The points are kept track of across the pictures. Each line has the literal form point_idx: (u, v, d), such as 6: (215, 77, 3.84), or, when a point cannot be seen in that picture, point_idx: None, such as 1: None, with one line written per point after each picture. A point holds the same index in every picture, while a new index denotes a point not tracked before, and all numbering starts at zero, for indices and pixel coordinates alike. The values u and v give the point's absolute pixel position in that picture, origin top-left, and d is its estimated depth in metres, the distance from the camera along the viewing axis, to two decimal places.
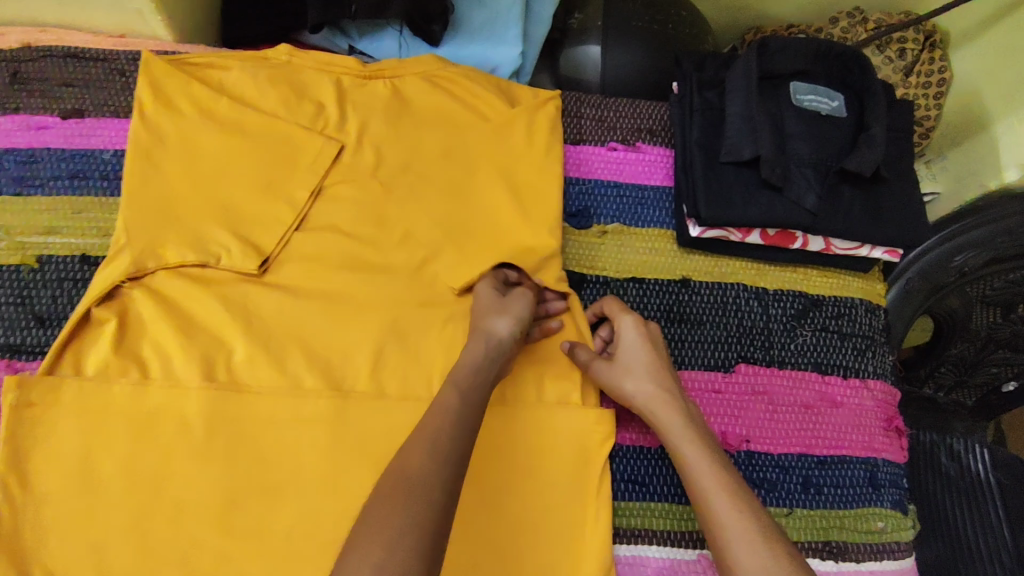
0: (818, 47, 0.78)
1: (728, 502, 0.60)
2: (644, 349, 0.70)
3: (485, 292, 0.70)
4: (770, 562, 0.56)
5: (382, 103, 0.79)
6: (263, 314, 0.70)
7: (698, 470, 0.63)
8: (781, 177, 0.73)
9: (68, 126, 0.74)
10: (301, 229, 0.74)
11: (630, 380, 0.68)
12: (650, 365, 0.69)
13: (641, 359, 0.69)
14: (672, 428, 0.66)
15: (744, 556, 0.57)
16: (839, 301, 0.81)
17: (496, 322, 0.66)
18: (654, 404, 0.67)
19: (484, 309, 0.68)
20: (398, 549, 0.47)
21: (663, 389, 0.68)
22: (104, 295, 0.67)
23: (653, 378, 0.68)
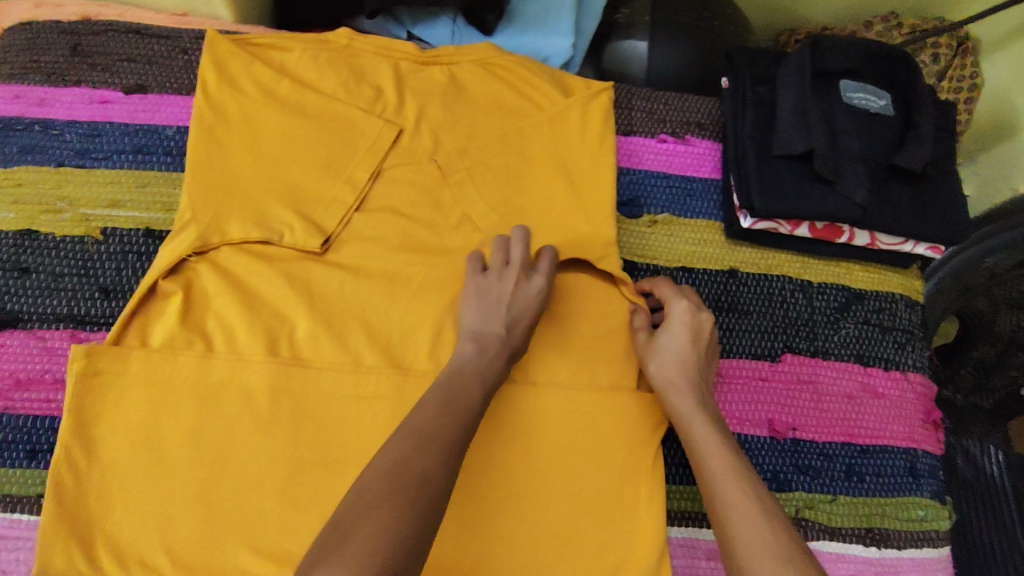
0: (868, 47, 0.80)
1: (733, 479, 0.59)
2: (683, 336, 0.70)
3: (539, 291, 0.69)
4: (769, 535, 0.54)
5: (440, 88, 0.80)
6: (324, 292, 0.71)
7: (708, 453, 0.62)
8: (833, 170, 0.75)
9: (132, 102, 0.75)
10: (360, 210, 0.75)
11: (655, 362, 0.69)
12: (680, 352, 0.69)
13: (672, 345, 0.69)
14: (687, 412, 0.66)
15: (740, 529, 0.55)
16: (880, 295, 0.82)
17: (524, 343, 0.68)
18: (671, 389, 0.67)
19: (530, 319, 0.69)
20: (382, 558, 0.46)
21: (684, 374, 0.68)
22: (170, 269, 0.68)
23: (678, 363, 0.69)
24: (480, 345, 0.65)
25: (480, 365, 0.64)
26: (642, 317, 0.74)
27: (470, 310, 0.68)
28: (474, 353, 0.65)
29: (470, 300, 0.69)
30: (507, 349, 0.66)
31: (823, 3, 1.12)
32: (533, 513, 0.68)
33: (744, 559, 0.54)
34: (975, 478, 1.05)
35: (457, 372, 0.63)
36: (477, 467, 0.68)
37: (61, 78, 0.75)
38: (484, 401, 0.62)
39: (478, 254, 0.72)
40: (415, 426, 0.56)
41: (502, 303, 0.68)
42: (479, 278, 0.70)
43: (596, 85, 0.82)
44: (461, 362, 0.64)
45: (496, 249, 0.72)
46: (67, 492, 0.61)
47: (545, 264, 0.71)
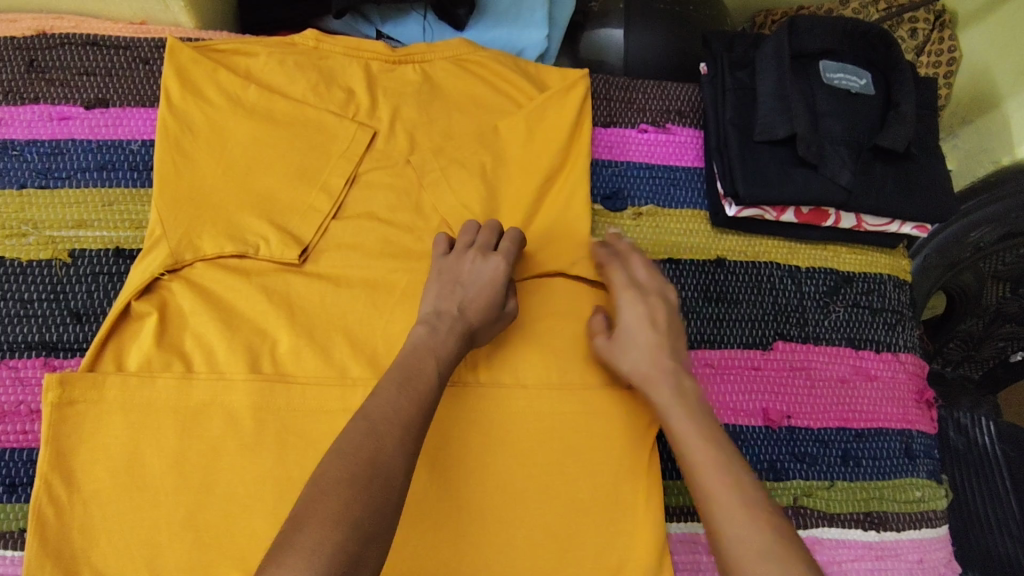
0: (845, 27, 0.79)
1: (720, 473, 0.58)
2: (642, 324, 0.68)
3: (495, 271, 0.68)
4: (758, 537, 0.54)
5: (413, 88, 0.78)
6: (304, 304, 0.69)
7: (690, 445, 0.61)
8: (816, 154, 0.73)
9: (93, 117, 0.72)
10: (337, 217, 0.73)
11: (622, 359, 0.67)
12: (643, 340, 0.68)
13: (633, 336, 0.68)
14: (666, 403, 0.64)
15: (733, 529, 0.55)
16: (869, 277, 0.81)
17: (483, 324, 0.67)
18: (648, 382, 0.66)
19: (488, 298, 0.67)
20: (330, 549, 0.47)
21: (654, 364, 0.66)
22: (143, 289, 0.66)
23: (644, 353, 0.67)
24: (432, 325, 0.64)
25: (431, 343, 0.63)
26: (600, 318, 0.71)
27: (427, 294, 0.68)
28: (426, 333, 0.64)
29: (430, 285, 0.68)
30: (461, 327, 0.65)
31: None
32: (529, 518, 0.66)
33: (739, 561, 0.53)
34: (967, 448, 1.03)
35: (410, 355, 0.61)
36: (470, 475, 0.66)
37: (18, 95, 0.72)
38: (441, 380, 0.61)
39: (444, 239, 0.71)
40: (370, 412, 0.56)
41: (459, 286, 0.67)
42: (441, 264, 0.69)
43: (571, 77, 0.80)
44: (413, 343, 0.63)
45: (464, 233, 0.71)
46: (49, 526, 0.59)
47: (507, 248, 0.70)
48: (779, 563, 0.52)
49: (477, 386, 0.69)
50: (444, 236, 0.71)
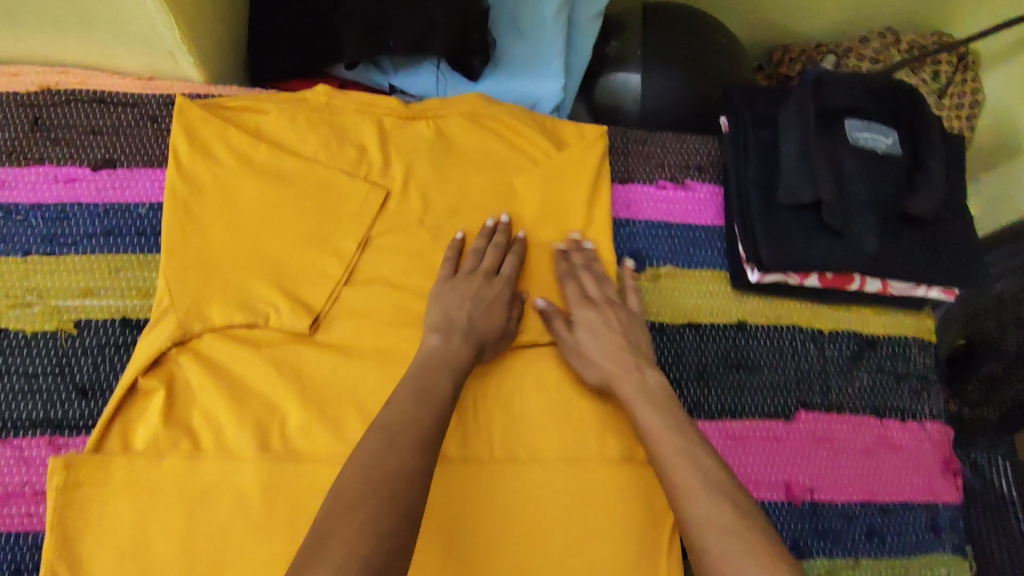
0: (870, 85, 0.76)
1: (682, 461, 0.59)
2: (602, 331, 0.70)
3: (502, 292, 0.70)
4: (720, 517, 0.54)
5: (426, 145, 0.76)
6: (315, 376, 0.67)
7: (654, 434, 0.62)
8: (843, 220, 0.70)
9: (102, 178, 0.70)
10: (349, 283, 0.71)
11: (587, 367, 0.68)
12: (602, 343, 0.69)
13: (594, 342, 0.69)
14: (633, 398, 0.65)
15: (695, 510, 0.55)
16: (893, 340, 0.80)
17: (491, 341, 0.68)
18: (614, 381, 0.67)
19: (496, 317, 0.69)
20: None
21: (615, 361, 0.68)
22: (150, 364, 0.64)
23: (605, 354, 0.68)
24: (447, 333, 0.65)
25: (447, 352, 0.64)
26: (560, 320, 0.70)
27: (435, 307, 0.68)
28: (439, 341, 0.65)
29: (437, 300, 0.69)
30: (474, 337, 0.66)
31: (818, 16, 1.09)
32: None
33: (701, 541, 0.54)
34: (984, 489, 1.00)
35: (426, 361, 0.63)
36: (486, 558, 0.64)
37: (22, 156, 0.70)
38: (455, 390, 0.62)
39: (456, 245, 0.72)
40: (387, 422, 0.56)
41: (468, 300, 0.68)
42: (447, 282, 0.70)
43: (589, 134, 0.78)
44: (427, 353, 0.64)
45: (468, 257, 0.72)
46: None
47: (510, 270, 0.72)
48: (744, 544, 0.52)
49: (493, 463, 0.67)
50: (452, 254, 0.72)
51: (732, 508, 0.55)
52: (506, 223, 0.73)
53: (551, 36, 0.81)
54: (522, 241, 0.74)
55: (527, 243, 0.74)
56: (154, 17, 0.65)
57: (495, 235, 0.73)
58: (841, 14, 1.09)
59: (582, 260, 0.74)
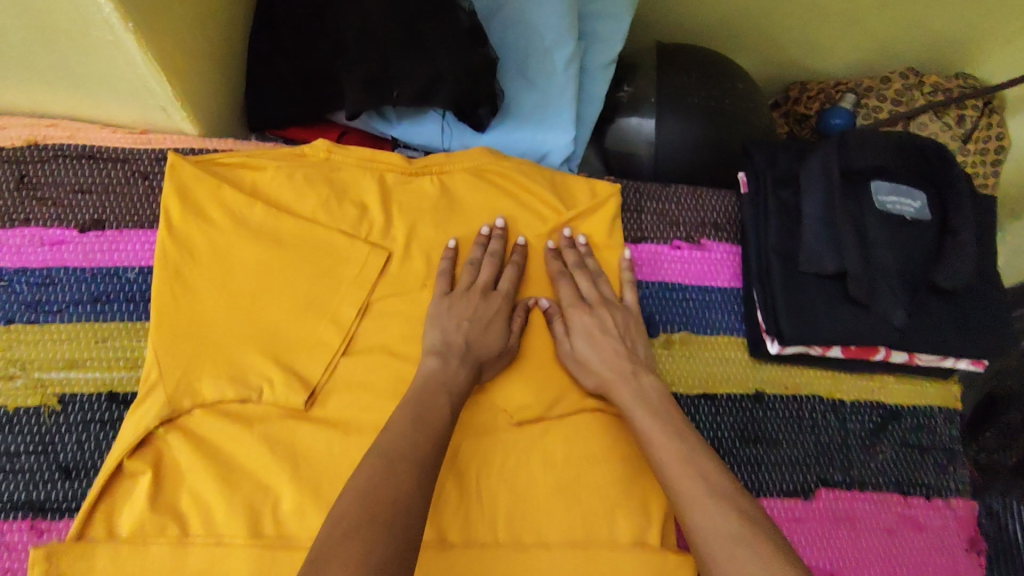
0: (899, 141, 0.71)
1: (679, 466, 0.57)
2: (598, 336, 0.68)
3: (499, 308, 0.68)
4: (718, 518, 0.52)
5: (430, 203, 0.73)
6: (311, 456, 0.63)
7: (653, 440, 0.61)
8: (868, 292, 0.66)
9: (87, 241, 0.67)
10: (347, 353, 0.67)
11: (584, 374, 0.67)
12: (600, 348, 0.68)
13: (591, 347, 0.68)
14: (631, 406, 0.64)
15: (694, 513, 0.54)
16: (917, 411, 0.76)
17: (490, 359, 0.66)
18: (609, 387, 0.66)
19: (495, 334, 0.67)
20: None
21: (612, 367, 0.66)
22: (136, 444, 0.60)
23: (602, 360, 0.67)
24: (445, 356, 0.63)
25: (444, 377, 0.62)
26: (559, 323, 0.70)
27: (432, 327, 0.66)
28: (438, 364, 0.63)
29: (434, 319, 0.66)
30: (473, 359, 0.64)
31: (837, 55, 1.05)
32: None
33: (703, 544, 0.52)
34: None
35: (423, 386, 0.60)
36: None
37: (7, 217, 0.67)
38: (454, 415, 0.60)
39: (451, 254, 0.70)
40: (384, 449, 0.53)
41: (466, 319, 0.66)
42: (445, 298, 0.68)
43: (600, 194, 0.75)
44: (426, 375, 0.62)
45: (465, 271, 0.70)
46: None
47: (506, 286, 0.70)
48: (742, 544, 0.50)
49: (498, 549, 0.63)
50: (447, 265, 0.70)
51: (732, 507, 0.53)
52: (501, 228, 0.72)
53: (561, 87, 0.77)
54: (522, 250, 0.72)
55: (525, 250, 0.72)
56: (143, 72, 0.60)
57: (490, 242, 0.71)
58: (860, 52, 1.04)
59: (575, 257, 0.73)
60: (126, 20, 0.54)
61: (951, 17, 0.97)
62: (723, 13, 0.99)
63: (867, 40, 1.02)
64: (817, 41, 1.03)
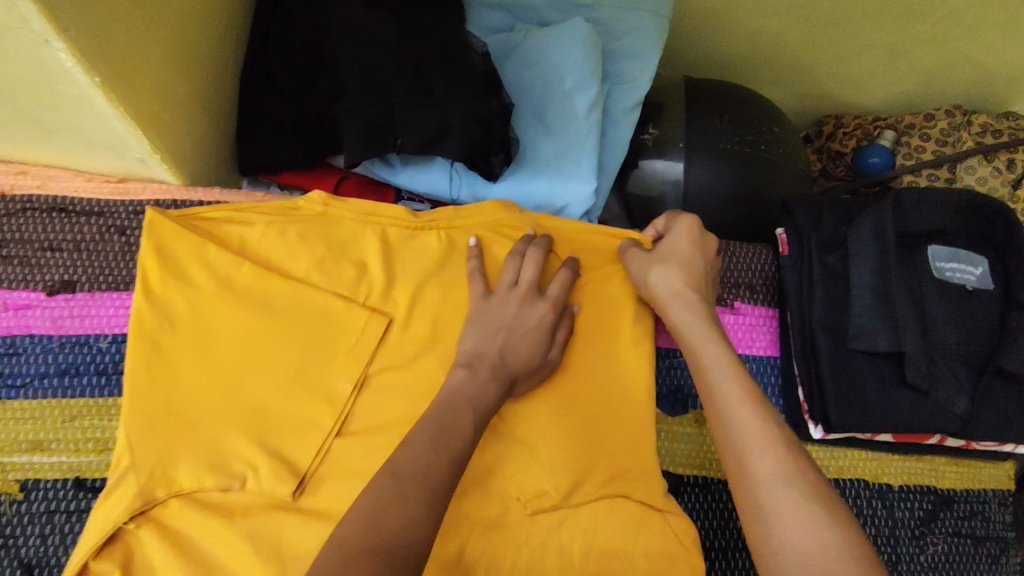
0: (958, 201, 0.65)
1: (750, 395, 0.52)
2: (696, 250, 0.62)
3: (544, 315, 0.61)
4: (785, 457, 0.48)
5: (437, 262, 0.66)
6: (299, 553, 0.57)
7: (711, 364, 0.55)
8: (927, 378, 0.61)
9: (57, 306, 0.61)
10: (342, 434, 0.61)
11: (661, 267, 0.61)
12: (690, 264, 0.61)
13: (685, 250, 0.62)
14: (692, 329, 0.57)
15: (750, 444, 0.49)
16: (971, 495, 0.69)
17: (525, 372, 0.59)
18: (676, 296, 0.59)
19: (534, 345, 0.59)
20: None
21: (690, 285, 0.60)
22: (103, 543, 0.54)
23: (685, 274, 0.60)
24: (473, 368, 0.57)
25: (471, 391, 0.55)
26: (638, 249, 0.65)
27: (471, 332, 0.60)
28: (466, 377, 0.56)
29: (472, 323, 0.60)
30: (504, 375, 0.57)
31: (877, 87, 0.98)
32: None
33: (756, 477, 0.47)
34: None
35: (446, 403, 0.53)
36: None
37: None
38: (478, 433, 0.53)
39: (478, 253, 0.65)
40: (397, 469, 0.47)
41: (503, 327, 0.59)
42: (483, 303, 0.61)
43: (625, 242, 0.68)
44: (450, 388, 0.55)
45: (508, 266, 0.63)
46: None
47: (555, 290, 0.62)
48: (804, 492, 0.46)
49: None
50: (475, 264, 0.64)
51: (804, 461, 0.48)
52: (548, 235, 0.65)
53: (583, 133, 0.70)
54: (574, 261, 0.64)
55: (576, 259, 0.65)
56: (117, 124, 0.54)
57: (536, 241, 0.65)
58: (901, 85, 0.97)
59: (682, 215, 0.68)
60: (92, 74, 0.48)
61: (1003, 52, 0.90)
62: (754, 44, 0.92)
63: (910, 74, 0.95)
64: (855, 74, 0.96)
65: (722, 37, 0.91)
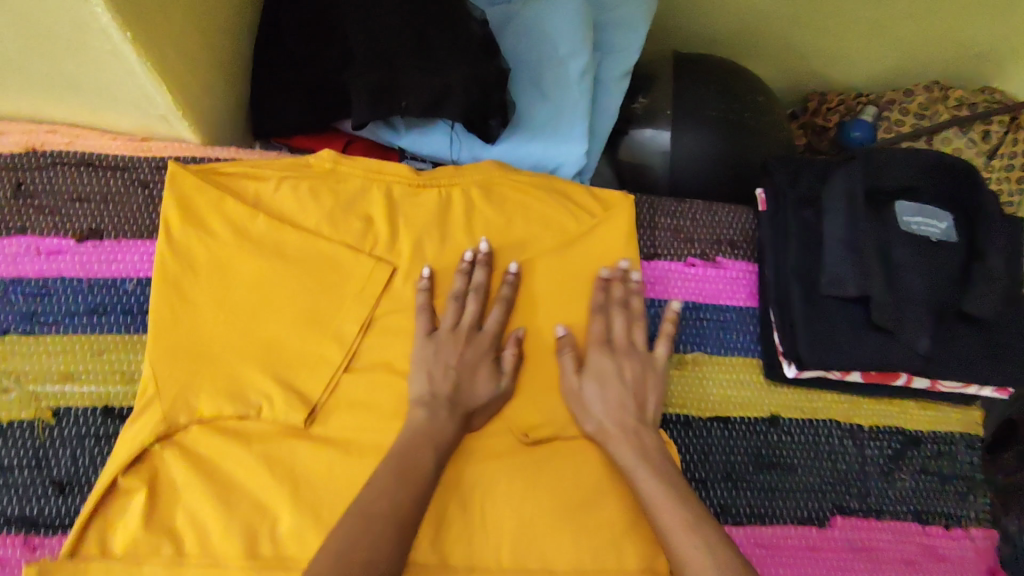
0: (927, 162, 0.70)
1: (677, 519, 0.57)
2: (613, 383, 0.66)
3: (486, 348, 0.67)
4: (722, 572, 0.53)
5: (437, 217, 0.70)
6: (310, 475, 0.61)
7: (651, 494, 0.60)
8: (892, 319, 0.65)
9: (85, 251, 0.65)
10: (349, 370, 0.66)
11: (584, 416, 0.65)
12: (609, 395, 0.66)
13: (599, 392, 0.66)
14: (626, 462, 0.62)
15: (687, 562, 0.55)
16: (939, 438, 0.74)
17: (476, 404, 0.65)
18: (609, 440, 0.64)
19: (478, 375, 0.65)
20: None
21: (618, 422, 0.64)
22: (132, 461, 0.59)
23: (608, 408, 0.65)
24: (432, 408, 0.63)
25: (431, 430, 0.61)
26: (569, 356, 0.67)
27: (418, 372, 0.65)
28: (425, 417, 0.62)
29: (418, 364, 0.65)
30: (461, 411, 0.64)
31: (859, 65, 1.02)
32: None
33: None
34: None
35: (407, 442, 0.60)
36: None
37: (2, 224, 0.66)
38: (439, 470, 0.60)
39: (427, 284, 0.67)
40: (362, 508, 0.54)
41: (452, 365, 0.65)
42: (427, 340, 0.66)
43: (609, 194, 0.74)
44: (410, 431, 0.61)
45: (448, 309, 0.67)
46: None
47: (492, 325, 0.67)
48: None
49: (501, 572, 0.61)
50: (425, 285, 0.67)
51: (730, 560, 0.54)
52: (484, 254, 0.68)
53: (576, 98, 0.75)
54: (512, 281, 0.68)
55: (515, 278, 0.68)
56: (143, 81, 0.59)
57: (474, 272, 0.68)
58: (882, 63, 1.02)
59: (623, 293, 0.70)
60: (125, 30, 0.52)
61: (978, 29, 0.95)
62: (742, 22, 0.96)
63: (890, 51, 0.99)
64: (840, 50, 1.00)
65: (712, 13, 0.95)
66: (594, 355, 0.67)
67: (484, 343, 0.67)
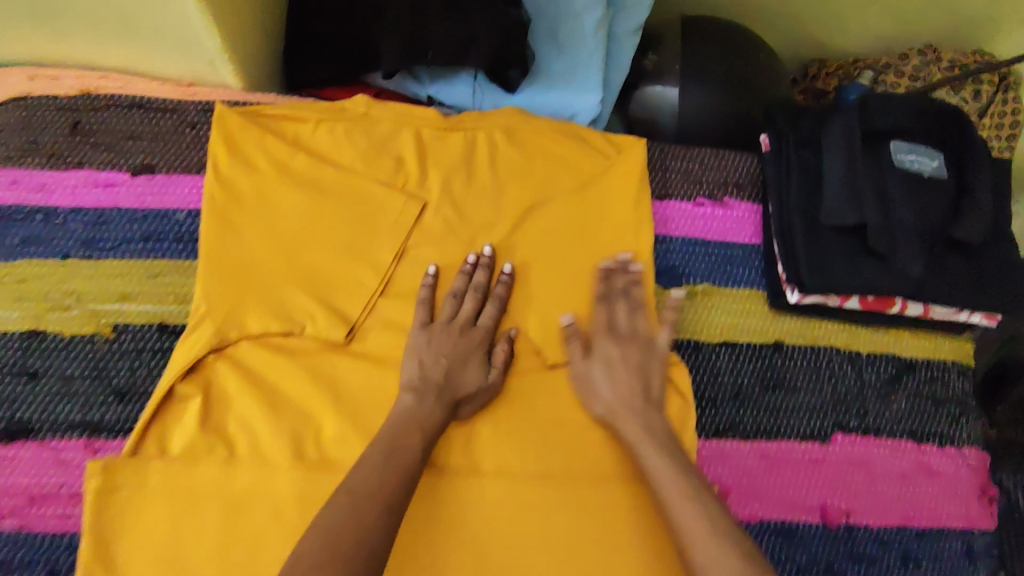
0: (919, 107, 0.75)
1: (674, 486, 0.58)
2: (625, 367, 0.67)
3: (479, 343, 0.68)
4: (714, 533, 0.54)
5: (464, 157, 0.75)
6: (350, 386, 0.67)
7: (654, 468, 0.61)
8: (887, 245, 0.70)
9: (139, 184, 0.70)
10: (385, 294, 0.71)
11: (595, 400, 0.67)
12: (616, 378, 0.67)
13: (608, 377, 0.67)
14: (634, 439, 0.63)
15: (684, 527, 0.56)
16: (932, 365, 0.79)
17: (463, 396, 0.65)
18: (618, 420, 0.65)
19: (471, 368, 0.66)
20: None
21: (626, 403, 0.65)
22: (186, 371, 0.64)
23: (616, 391, 0.66)
24: (421, 393, 0.63)
25: (419, 414, 0.62)
26: (578, 345, 0.69)
27: (410, 358, 0.66)
28: (414, 401, 0.63)
29: (412, 350, 0.66)
30: (449, 398, 0.64)
31: (857, 29, 1.08)
32: None
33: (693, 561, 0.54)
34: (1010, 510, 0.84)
35: (396, 425, 0.61)
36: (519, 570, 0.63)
37: (62, 160, 0.71)
38: (427, 451, 0.61)
39: (432, 281, 0.70)
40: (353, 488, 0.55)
41: (444, 354, 0.66)
42: (426, 330, 0.67)
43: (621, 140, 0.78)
44: (396, 415, 0.62)
45: (446, 303, 0.69)
46: None
47: (486, 322, 0.69)
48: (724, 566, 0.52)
49: (527, 476, 0.66)
50: (429, 282, 0.70)
51: (716, 519, 0.56)
52: (487, 257, 0.70)
53: (590, 51, 0.80)
54: (506, 281, 0.70)
55: (511, 278, 0.71)
56: (196, 25, 0.64)
57: (476, 273, 0.70)
58: (879, 28, 1.07)
59: (624, 282, 0.71)
60: None
61: None
62: None
63: (887, 16, 1.05)
64: (839, 15, 1.05)
65: None
66: (598, 342, 0.69)
67: (476, 339, 0.68)
